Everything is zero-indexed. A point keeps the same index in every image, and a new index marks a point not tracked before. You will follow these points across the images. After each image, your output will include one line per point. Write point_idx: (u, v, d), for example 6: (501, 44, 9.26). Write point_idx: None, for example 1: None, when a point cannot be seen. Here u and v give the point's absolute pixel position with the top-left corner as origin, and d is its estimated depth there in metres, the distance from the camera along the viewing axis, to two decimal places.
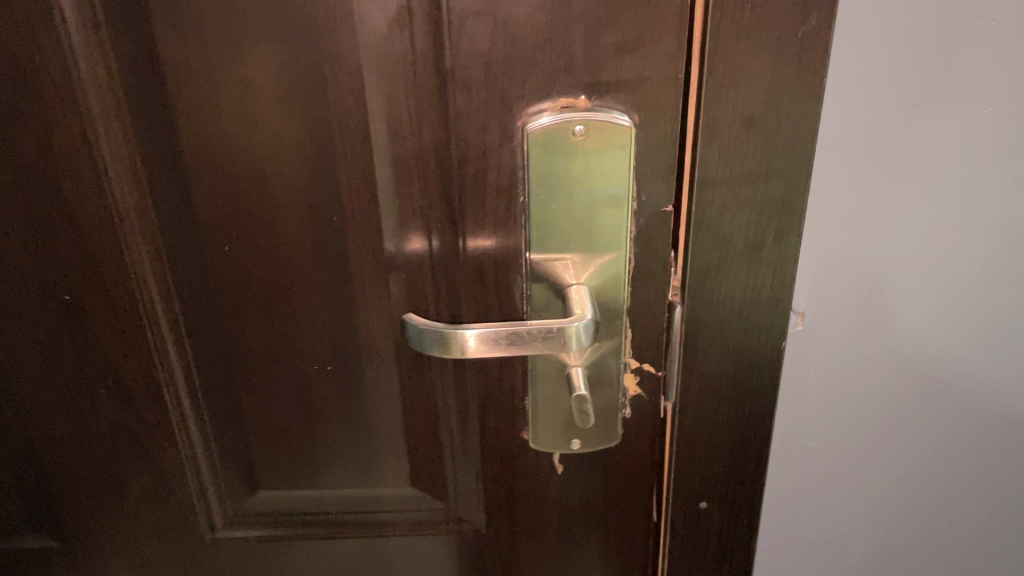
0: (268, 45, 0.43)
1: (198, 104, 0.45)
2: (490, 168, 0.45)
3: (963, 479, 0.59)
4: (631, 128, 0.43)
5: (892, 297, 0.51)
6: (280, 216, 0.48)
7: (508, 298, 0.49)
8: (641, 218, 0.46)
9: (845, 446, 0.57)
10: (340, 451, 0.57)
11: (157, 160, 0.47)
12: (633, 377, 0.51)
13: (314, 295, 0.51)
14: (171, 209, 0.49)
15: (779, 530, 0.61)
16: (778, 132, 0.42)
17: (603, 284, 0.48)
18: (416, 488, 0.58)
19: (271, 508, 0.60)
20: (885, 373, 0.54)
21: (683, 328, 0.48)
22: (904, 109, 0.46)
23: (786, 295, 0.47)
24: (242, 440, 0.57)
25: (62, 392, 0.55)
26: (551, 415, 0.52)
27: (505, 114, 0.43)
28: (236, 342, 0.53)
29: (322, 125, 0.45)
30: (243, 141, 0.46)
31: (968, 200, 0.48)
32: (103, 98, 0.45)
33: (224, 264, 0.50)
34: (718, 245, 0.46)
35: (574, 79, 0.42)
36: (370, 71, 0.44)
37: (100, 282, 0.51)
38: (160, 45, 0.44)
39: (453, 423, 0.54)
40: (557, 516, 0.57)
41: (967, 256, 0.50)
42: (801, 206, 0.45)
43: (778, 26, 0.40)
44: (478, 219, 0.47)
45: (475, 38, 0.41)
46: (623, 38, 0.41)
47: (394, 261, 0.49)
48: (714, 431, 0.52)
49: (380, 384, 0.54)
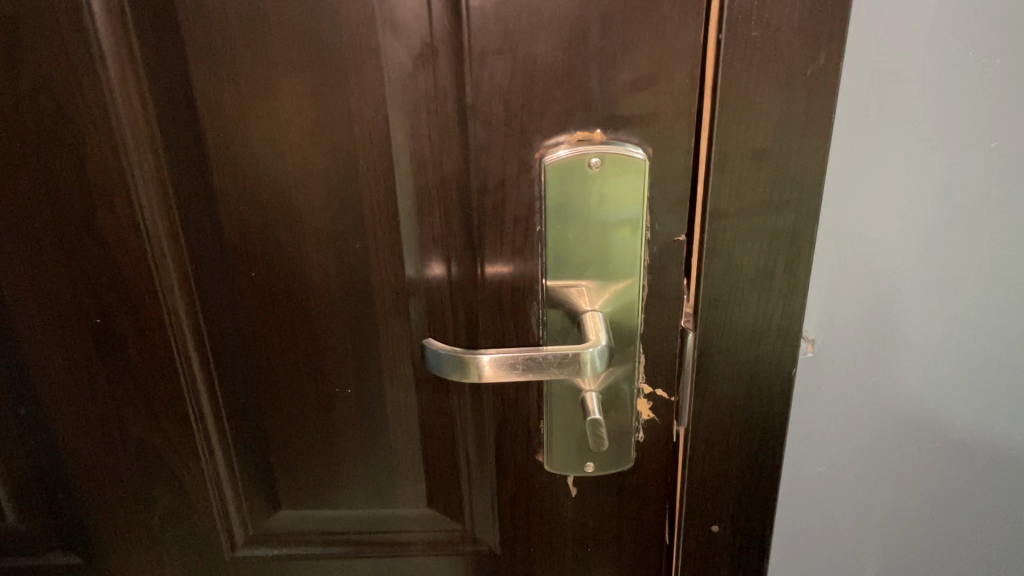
0: (297, 81, 0.45)
1: (229, 135, 0.47)
2: (509, 199, 0.46)
3: (972, 507, 0.60)
4: (644, 160, 0.45)
5: (900, 323, 0.52)
6: (306, 243, 0.50)
7: (525, 323, 0.51)
8: (655, 247, 0.48)
9: (856, 470, 0.58)
10: (359, 472, 0.58)
11: (188, 189, 0.49)
12: (646, 401, 0.53)
13: (337, 319, 0.52)
14: (201, 235, 0.50)
15: (790, 551, 0.62)
16: (787, 165, 0.44)
17: (617, 311, 0.49)
18: (433, 509, 0.59)
19: (292, 527, 0.61)
20: (895, 400, 0.55)
21: (695, 353, 0.50)
22: (911, 143, 0.47)
23: (797, 321, 0.48)
24: (265, 460, 0.58)
25: (91, 411, 0.56)
26: (565, 438, 0.53)
27: (524, 147, 0.45)
28: (261, 364, 0.54)
29: (346, 156, 0.47)
30: (271, 171, 0.48)
31: (973, 233, 0.50)
32: (139, 129, 0.47)
33: (250, 288, 0.52)
34: (730, 273, 0.47)
35: (591, 113, 0.44)
36: (394, 105, 0.45)
37: (131, 306, 0.52)
38: (194, 79, 0.46)
39: (470, 445, 0.56)
40: (571, 537, 0.58)
41: (974, 286, 0.51)
42: (810, 237, 0.46)
43: (787, 64, 0.42)
44: (496, 247, 0.48)
45: (495, 74, 0.43)
46: (638, 75, 0.43)
47: (414, 287, 0.51)
48: (726, 456, 0.53)
49: (399, 407, 0.55)
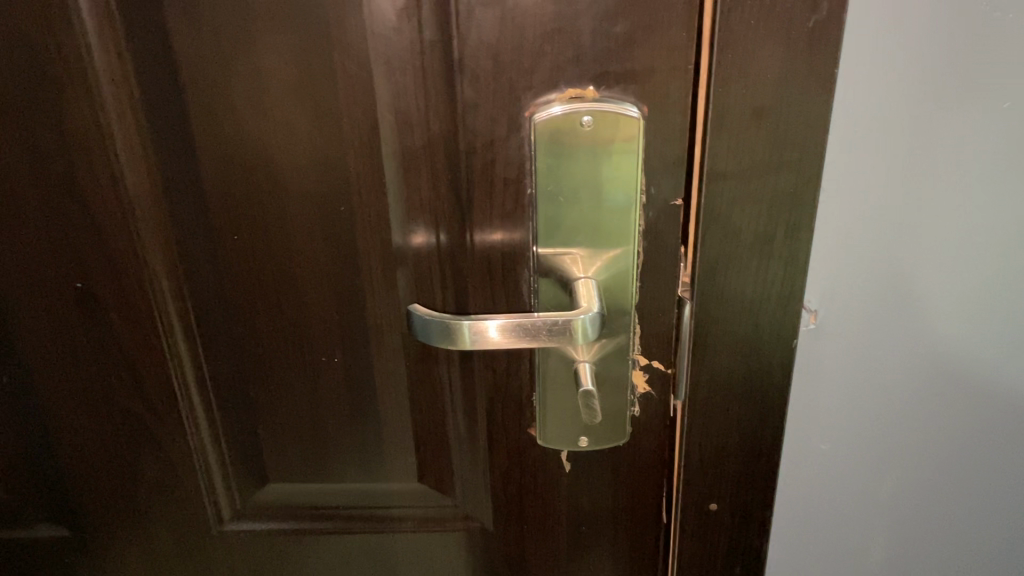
0: (278, 35, 0.44)
1: (210, 93, 0.46)
2: (498, 160, 0.45)
3: (980, 484, 0.58)
4: (639, 120, 0.43)
5: (908, 293, 0.51)
6: (290, 206, 0.48)
7: (516, 292, 0.49)
8: (651, 213, 0.46)
9: (860, 445, 0.56)
10: (347, 446, 0.57)
11: (168, 149, 0.48)
12: (641, 374, 0.51)
13: (323, 286, 0.51)
14: (182, 199, 0.49)
15: (793, 531, 0.60)
16: (788, 125, 0.42)
17: (611, 280, 0.47)
18: (423, 484, 0.58)
19: (280, 502, 0.60)
20: (902, 375, 0.53)
21: (693, 324, 0.48)
22: (920, 106, 0.45)
23: (798, 290, 0.47)
24: (252, 432, 0.57)
25: (75, 380, 0.55)
26: (559, 412, 0.52)
27: (513, 104, 0.43)
28: (246, 332, 0.53)
29: (330, 114, 0.46)
30: (253, 130, 0.46)
31: (985, 201, 0.48)
32: (117, 86, 0.46)
33: (233, 253, 0.50)
34: (728, 239, 0.45)
35: (583, 69, 0.42)
36: (379, 61, 0.44)
37: (113, 270, 0.51)
38: (172, 34, 0.44)
39: (461, 418, 0.54)
40: (565, 516, 0.57)
41: (985, 253, 0.50)
42: (811, 200, 0.44)
43: (787, 15, 0.40)
44: (485, 211, 0.46)
45: (483, 27, 0.41)
46: (632, 30, 0.41)
47: (401, 254, 0.49)
48: (725, 431, 0.51)
49: (388, 378, 0.53)
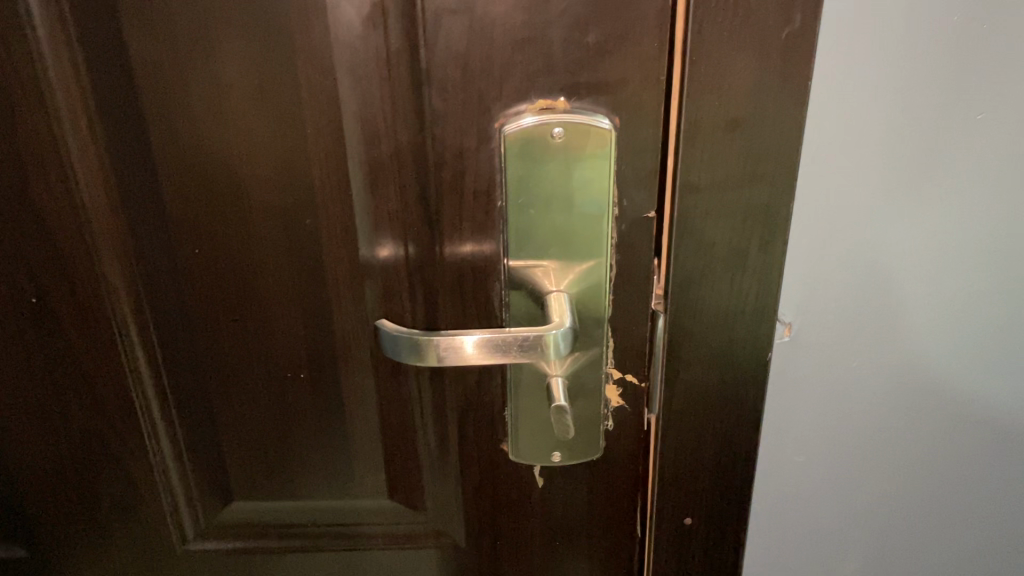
0: (239, 43, 0.42)
1: (168, 102, 0.44)
2: (467, 172, 0.44)
3: (955, 495, 0.58)
4: (611, 131, 0.42)
5: (883, 305, 0.50)
6: (253, 218, 0.47)
7: (487, 305, 0.48)
8: (624, 225, 0.45)
9: (835, 456, 0.56)
10: (315, 463, 0.55)
11: (125, 160, 0.46)
12: (615, 388, 0.50)
13: (288, 300, 0.49)
14: (140, 212, 0.47)
15: (769, 544, 0.59)
16: (761, 137, 0.41)
17: (584, 293, 0.46)
18: (394, 500, 0.57)
19: (246, 520, 0.58)
20: (877, 387, 0.53)
21: (666, 337, 0.47)
22: (893, 116, 0.45)
23: (772, 303, 0.46)
24: (215, 450, 0.55)
25: (30, 397, 0.54)
26: (531, 427, 0.51)
27: (482, 115, 0.42)
28: (208, 347, 0.51)
29: (294, 124, 0.44)
30: (214, 140, 0.45)
31: (958, 212, 0.48)
32: (71, 95, 0.44)
33: (195, 267, 0.49)
34: (702, 252, 0.44)
35: (554, 79, 0.41)
36: (344, 69, 0.43)
37: (69, 284, 0.50)
38: (128, 41, 0.43)
39: (432, 434, 0.53)
40: (539, 532, 0.56)
41: (959, 264, 0.49)
42: (786, 213, 0.43)
43: (761, 26, 0.39)
44: (455, 224, 0.45)
45: (451, 36, 0.40)
46: (603, 40, 0.40)
47: (369, 267, 0.48)
48: (699, 445, 0.50)
49: (357, 393, 0.52)
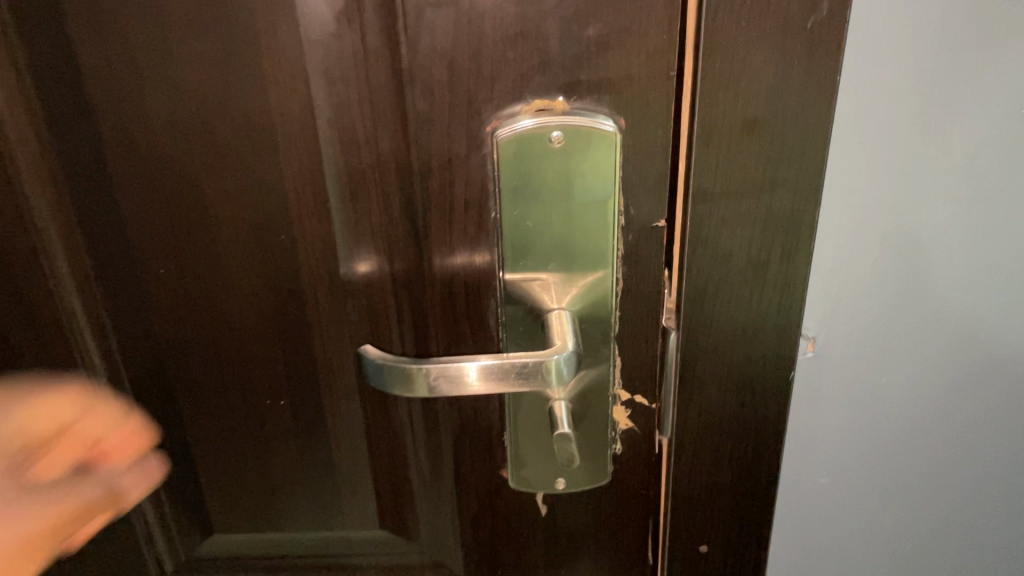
0: (198, 44, 0.38)
1: (123, 110, 0.40)
2: (457, 181, 0.39)
3: (987, 506, 0.54)
4: (616, 134, 0.37)
5: (913, 315, 0.46)
6: (222, 235, 0.43)
7: (482, 324, 0.44)
8: (630, 236, 0.41)
9: (860, 474, 0.52)
10: (300, 492, 0.51)
11: (78, 174, 0.42)
12: (623, 409, 0.46)
13: (264, 320, 0.45)
14: (99, 232, 0.43)
15: (790, 566, 0.56)
16: (783, 139, 0.37)
17: (588, 310, 0.42)
18: (386, 530, 0.53)
19: (225, 553, 0.55)
20: (906, 402, 0.49)
21: (678, 357, 0.43)
22: (930, 115, 0.40)
23: (795, 316, 0.42)
24: (191, 481, 0.51)
25: None
26: (533, 453, 0.47)
27: (472, 119, 0.38)
28: (178, 373, 0.47)
29: (263, 133, 0.40)
30: (177, 152, 0.41)
31: (998, 214, 0.44)
32: (14, 105, 0.40)
33: (160, 288, 0.45)
34: (716, 265, 0.40)
35: (551, 77, 0.37)
36: (315, 71, 0.38)
37: (23, 310, 0.46)
38: (75, 42, 0.39)
39: (424, 460, 0.49)
40: (542, 563, 0.52)
41: (997, 268, 0.45)
42: (809, 220, 0.39)
43: (783, 14, 0.34)
44: (445, 236, 0.41)
45: (436, 31, 0.36)
46: (605, 33, 0.36)
47: (351, 284, 0.44)
48: (714, 470, 0.46)
49: (343, 419, 0.48)
